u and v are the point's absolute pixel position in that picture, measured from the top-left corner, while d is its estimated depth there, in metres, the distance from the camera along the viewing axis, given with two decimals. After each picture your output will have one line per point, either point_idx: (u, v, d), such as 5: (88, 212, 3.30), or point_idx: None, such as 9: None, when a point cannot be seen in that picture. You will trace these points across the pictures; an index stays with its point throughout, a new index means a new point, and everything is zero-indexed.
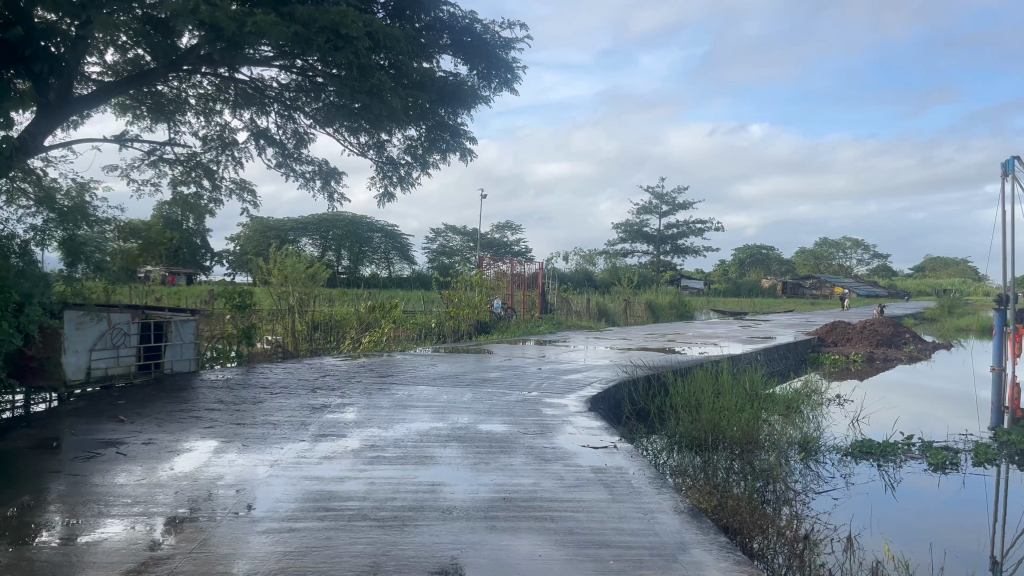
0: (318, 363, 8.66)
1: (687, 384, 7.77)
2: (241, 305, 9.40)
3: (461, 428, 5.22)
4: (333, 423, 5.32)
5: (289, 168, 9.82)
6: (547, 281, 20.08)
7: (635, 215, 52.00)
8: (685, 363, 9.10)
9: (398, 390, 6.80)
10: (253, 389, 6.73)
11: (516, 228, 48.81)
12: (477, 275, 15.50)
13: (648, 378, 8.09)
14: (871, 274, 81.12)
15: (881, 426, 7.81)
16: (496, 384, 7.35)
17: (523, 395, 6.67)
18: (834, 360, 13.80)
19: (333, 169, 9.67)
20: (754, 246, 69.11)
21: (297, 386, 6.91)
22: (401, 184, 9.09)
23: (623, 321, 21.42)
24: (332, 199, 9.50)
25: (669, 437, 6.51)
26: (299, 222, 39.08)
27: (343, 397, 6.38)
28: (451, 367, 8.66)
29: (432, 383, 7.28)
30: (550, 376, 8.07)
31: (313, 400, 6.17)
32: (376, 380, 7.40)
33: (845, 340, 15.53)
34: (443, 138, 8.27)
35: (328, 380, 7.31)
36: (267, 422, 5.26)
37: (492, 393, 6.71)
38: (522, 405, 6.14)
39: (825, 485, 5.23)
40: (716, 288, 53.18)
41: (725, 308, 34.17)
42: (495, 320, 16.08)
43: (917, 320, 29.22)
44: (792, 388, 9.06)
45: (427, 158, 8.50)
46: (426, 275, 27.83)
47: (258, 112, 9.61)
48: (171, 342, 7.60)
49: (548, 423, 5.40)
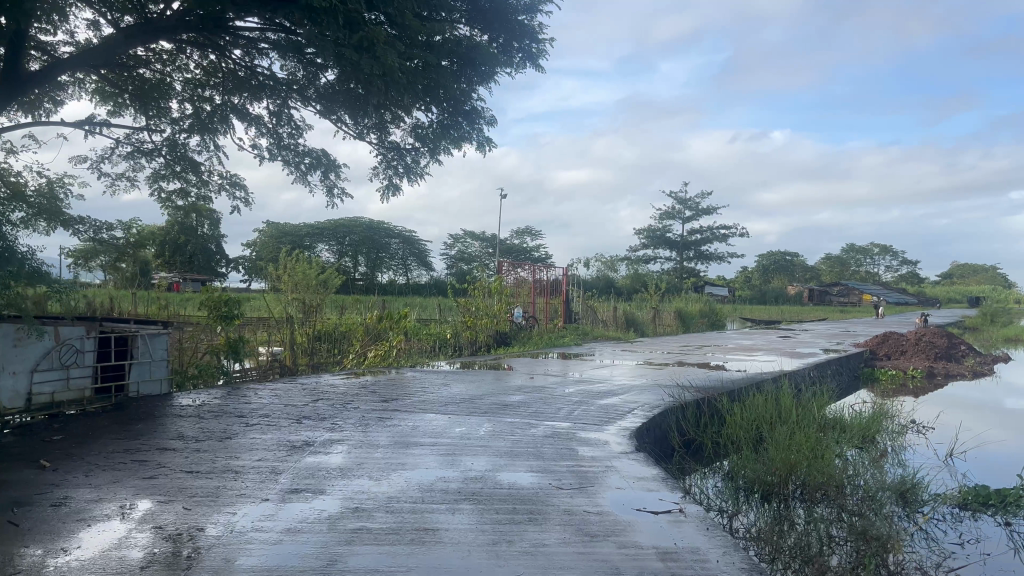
0: (314, 384, 7.51)
1: (748, 413, 6.55)
2: (225, 318, 8.20)
3: (477, 479, 4.02)
4: (313, 470, 4.16)
5: (284, 160, 8.70)
6: (572, 287, 18.94)
7: (658, 221, 50.73)
8: (739, 385, 7.85)
9: (401, 420, 5.63)
10: (227, 419, 5.60)
11: (536, 233, 47.79)
12: (496, 282, 14.36)
13: (697, 402, 6.89)
14: (899, 281, 79.07)
15: (979, 455, 6.52)
16: (519, 412, 6.17)
17: (552, 427, 5.49)
18: (891, 376, 12.43)
19: (333, 161, 8.56)
20: (778, 252, 67.59)
21: (280, 414, 5.77)
22: (407, 175, 7.96)
23: (652, 330, 20.20)
24: (330, 193, 8.39)
25: (733, 480, 5.32)
26: (316, 227, 38.34)
27: (334, 431, 5.22)
28: (467, 388, 7.48)
29: (443, 410, 6.13)
30: (582, 400, 6.88)
31: (295, 436, 5.02)
32: (378, 406, 6.26)
33: (899, 354, 14.15)
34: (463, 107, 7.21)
35: (320, 406, 6.16)
36: (227, 470, 4.12)
37: (515, 426, 5.52)
38: (551, 443, 4.95)
39: (955, 559, 4.02)
40: (743, 295, 51.66)
41: (754, 315, 32.86)
42: (516, 331, 14.92)
43: (959, 328, 27.69)
44: (864, 412, 7.77)
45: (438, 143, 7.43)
46: (443, 280, 26.79)
47: (250, 98, 8.56)
48: (138, 360, 6.48)
49: (587, 472, 4.20)
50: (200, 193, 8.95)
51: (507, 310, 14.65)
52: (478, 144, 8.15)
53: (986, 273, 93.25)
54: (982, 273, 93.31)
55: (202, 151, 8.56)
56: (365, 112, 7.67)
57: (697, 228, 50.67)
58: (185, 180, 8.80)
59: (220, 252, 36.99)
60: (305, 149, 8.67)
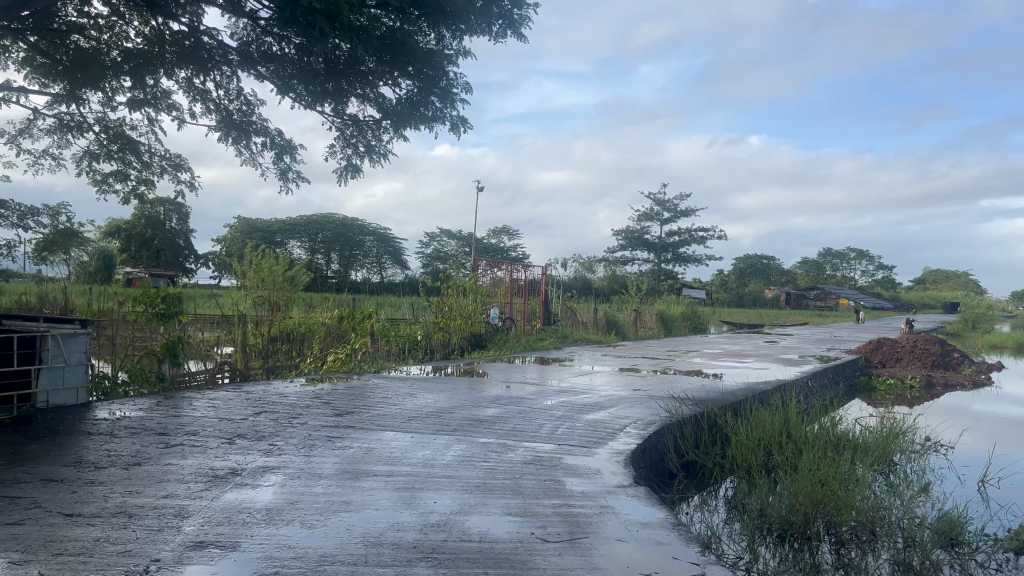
0: (260, 393, 6.59)
1: (757, 432, 5.77)
2: (160, 315, 7.27)
3: (439, 527, 3.15)
4: (232, 514, 3.26)
5: (237, 141, 7.81)
6: (551, 288, 18.14)
7: (636, 223, 50.15)
8: (740, 398, 7.05)
9: (353, 442, 4.74)
10: (146, 436, 4.68)
11: (513, 232, 47.03)
12: (472, 281, 13.51)
13: (694, 417, 6.08)
14: (875, 285, 79.33)
15: (1013, 481, 5.77)
16: (494, 430, 5.30)
17: (532, 451, 4.63)
18: (889, 385, 11.73)
19: (288, 142, 7.63)
20: (755, 255, 67.34)
21: (211, 432, 4.86)
22: (369, 155, 7.33)
23: (634, 334, 19.41)
24: (284, 178, 7.49)
25: (749, 519, 4.53)
26: (288, 222, 37.23)
27: (270, 455, 4.32)
28: (436, 399, 6.60)
29: (406, 428, 5.24)
30: (566, 414, 6.03)
31: (221, 462, 4.12)
32: (329, 422, 5.37)
33: (895, 362, 13.44)
34: (433, 70, 6.74)
35: (261, 422, 5.26)
36: (121, 513, 3.22)
37: (489, 449, 4.65)
38: (532, 474, 4.08)
39: None
40: (721, 298, 51.13)
41: (735, 319, 32.18)
42: (492, 333, 14.03)
43: (945, 334, 27.07)
44: (873, 427, 7.07)
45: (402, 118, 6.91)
46: (418, 276, 25.87)
47: (198, 69, 7.56)
48: (49, 364, 5.56)
49: (578, 518, 3.33)
50: (140, 177, 8.02)
51: (482, 311, 13.77)
52: (451, 123, 7.28)
53: (961, 280, 93.81)
54: (957, 279, 93.66)
55: (141, 128, 7.59)
56: (336, 89, 6.87)
57: (676, 229, 50.12)
58: (125, 163, 7.87)
59: (188, 247, 35.79)
60: (259, 128, 7.77)
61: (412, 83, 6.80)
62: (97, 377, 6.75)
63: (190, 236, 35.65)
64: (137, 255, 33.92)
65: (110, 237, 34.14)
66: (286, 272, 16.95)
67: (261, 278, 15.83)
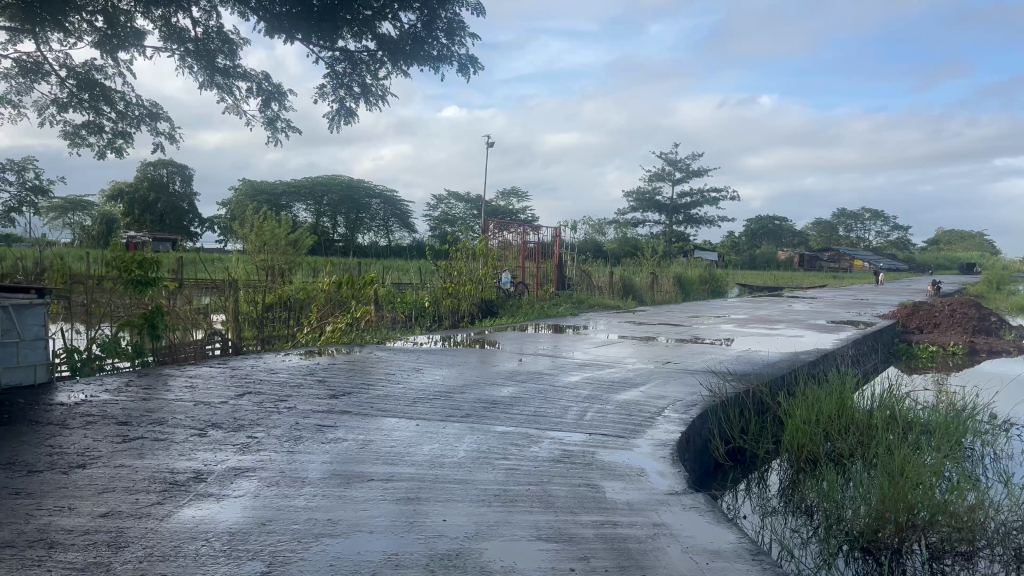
0: (248, 370, 5.87)
1: (813, 412, 5.05)
2: (137, 284, 6.62)
3: (451, 561, 2.41)
4: (184, 541, 2.53)
5: (222, 88, 7.01)
6: (565, 251, 17.35)
7: (647, 183, 49.07)
8: (786, 374, 6.31)
9: (348, 433, 4.00)
10: (104, 427, 3.97)
11: (522, 194, 46.08)
12: (482, 243, 12.71)
13: (737, 395, 5.34)
14: (890, 246, 78.02)
15: None
16: (512, 415, 4.56)
17: (560, 445, 3.88)
18: (929, 352, 10.95)
19: (277, 87, 6.82)
20: (767, 216, 66.09)
21: (183, 420, 4.13)
22: (366, 97, 6.56)
23: (650, 298, 18.64)
24: (273, 128, 6.68)
25: (821, 525, 3.81)
26: (293, 184, 36.33)
27: (246, 452, 3.59)
28: (445, 376, 5.87)
29: (410, 414, 4.51)
30: (593, 394, 5.29)
31: (184, 461, 3.39)
32: (321, 406, 4.63)
33: (932, 328, 12.76)
34: None
35: (242, 407, 4.53)
36: (40, 543, 2.49)
37: (510, 442, 3.90)
38: (563, 478, 3.34)
39: None
40: (734, 261, 50.20)
41: (750, 281, 31.32)
42: (504, 298, 13.28)
43: (969, 295, 26.24)
44: (935, 403, 6.30)
45: (403, 47, 6.20)
46: (426, 239, 25.10)
47: (174, 7, 6.69)
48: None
49: (628, 545, 2.58)
50: (115, 129, 7.22)
51: (493, 275, 13.01)
52: (459, 64, 6.46)
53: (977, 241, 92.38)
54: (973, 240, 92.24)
55: (111, 73, 6.77)
56: (331, 28, 6.07)
57: (689, 190, 49.00)
58: (98, 113, 7.08)
59: (191, 211, 35.02)
60: (244, 73, 6.95)
61: (414, 9, 6.02)
62: (66, 351, 6.07)
63: (193, 199, 34.87)
64: (140, 219, 33.13)
65: (112, 201, 33.41)
66: (287, 236, 16.17)
67: (261, 242, 15.07)
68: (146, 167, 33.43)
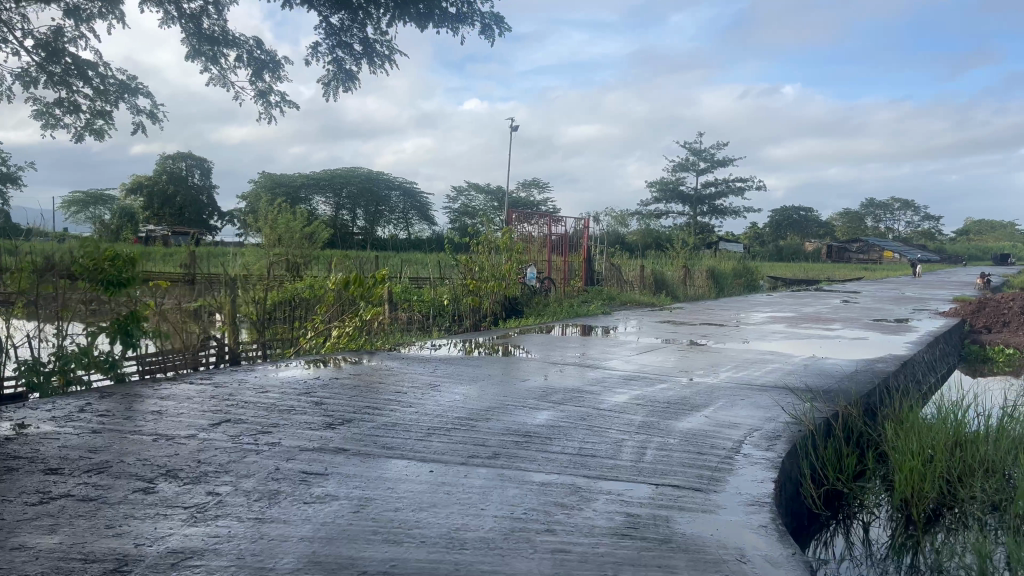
0: (232, 388, 4.92)
1: (926, 446, 4.03)
2: (109, 284, 5.69)
3: None
4: None
5: (209, 58, 6.05)
6: (593, 243, 16.30)
7: (672, 174, 47.76)
8: (873, 390, 5.27)
9: (340, 487, 3.04)
10: (27, 476, 3.04)
11: (544, 185, 45.10)
12: (506, 236, 11.68)
13: (826, 422, 4.33)
14: (921, 237, 75.97)
15: None
16: (553, 455, 3.57)
17: (622, 507, 2.90)
18: (1007, 354, 9.79)
19: (272, 56, 5.88)
20: (795, 207, 64.39)
21: (132, 466, 3.20)
22: (370, 57, 5.59)
23: (684, 294, 17.54)
24: (266, 102, 5.74)
25: None
26: (312, 176, 35.52)
27: (201, 521, 2.64)
28: (466, 396, 4.89)
29: (421, 454, 3.53)
30: (649, 421, 4.29)
31: (111, 540, 2.45)
32: (311, 442, 3.68)
33: (1001, 326, 11.56)
34: None
35: (212, 445, 3.58)
36: None
37: (554, 502, 2.91)
38: (634, 570, 2.35)
39: None
40: (762, 253, 48.81)
41: (783, 274, 30.01)
42: (529, 296, 12.29)
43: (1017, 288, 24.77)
44: None
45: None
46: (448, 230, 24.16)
47: None
48: None
49: None
50: (92, 107, 6.32)
51: (518, 271, 12.02)
52: (482, 24, 5.48)
53: (1010, 231, 89.91)
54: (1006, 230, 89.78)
55: (82, 41, 5.84)
56: None
57: (716, 180, 47.63)
58: (71, 89, 6.18)
59: (210, 203, 34.36)
60: (234, 41, 6.02)
61: None
62: (28, 365, 5.20)
63: (212, 192, 34.20)
64: (157, 213, 32.50)
65: (131, 194, 32.81)
66: (302, 229, 15.28)
67: (274, 237, 14.20)
68: (164, 159, 32.81)
